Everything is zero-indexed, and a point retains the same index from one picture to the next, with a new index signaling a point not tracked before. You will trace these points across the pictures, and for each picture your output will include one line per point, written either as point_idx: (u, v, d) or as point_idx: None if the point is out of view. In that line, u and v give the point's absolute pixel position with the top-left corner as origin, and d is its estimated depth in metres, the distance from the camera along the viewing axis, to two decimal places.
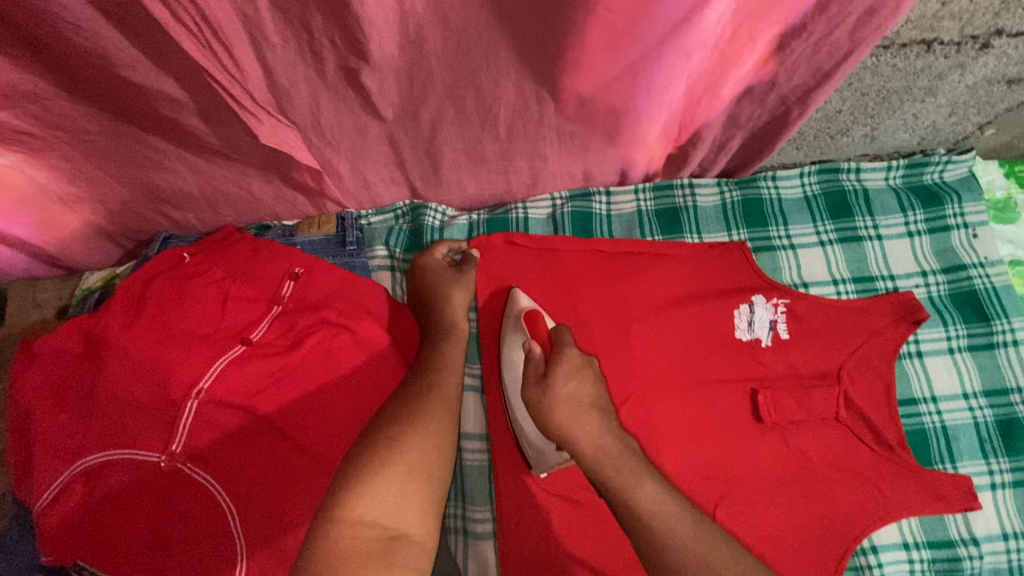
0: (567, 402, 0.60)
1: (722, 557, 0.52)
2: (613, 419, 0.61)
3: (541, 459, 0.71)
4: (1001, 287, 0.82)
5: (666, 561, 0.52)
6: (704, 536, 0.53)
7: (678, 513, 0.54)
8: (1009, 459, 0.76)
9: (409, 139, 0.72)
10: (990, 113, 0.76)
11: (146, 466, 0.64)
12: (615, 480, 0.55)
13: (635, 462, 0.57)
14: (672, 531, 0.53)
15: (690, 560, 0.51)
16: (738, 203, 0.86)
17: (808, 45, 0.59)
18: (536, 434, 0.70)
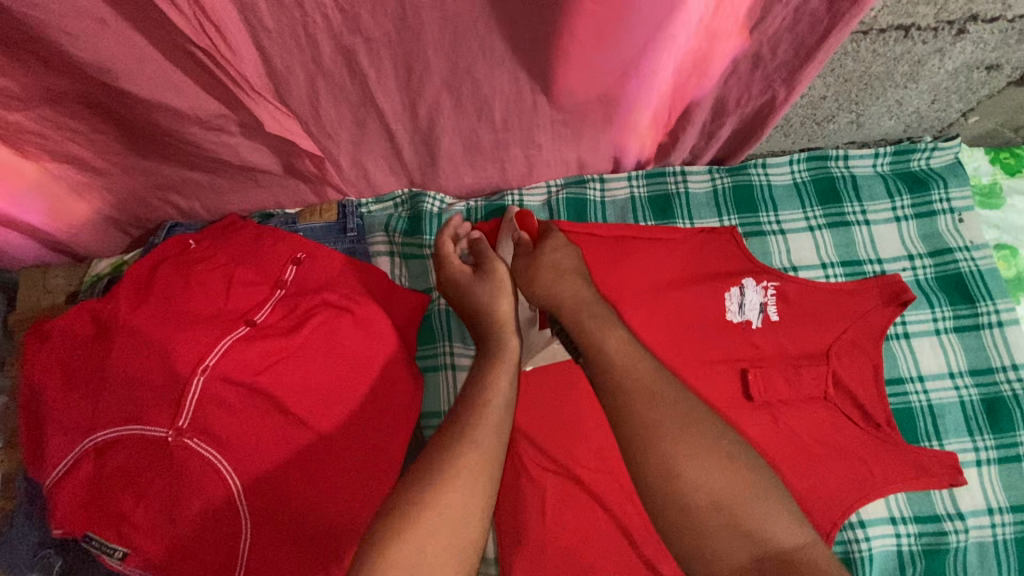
0: (551, 267, 0.75)
1: (674, 398, 0.60)
2: (591, 284, 0.75)
3: (527, 347, 0.82)
4: (986, 270, 0.84)
5: (625, 396, 0.60)
6: (660, 379, 0.62)
7: (640, 361, 0.64)
8: (993, 436, 0.78)
9: (407, 127, 0.74)
10: (973, 100, 0.78)
11: (154, 440, 0.66)
12: (588, 321, 0.68)
13: (607, 313, 0.70)
14: (628, 367, 0.63)
15: (643, 391, 0.60)
16: (729, 190, 0.88)
17: (788, 13, 0.59)
18: (524, 320, 0.83)
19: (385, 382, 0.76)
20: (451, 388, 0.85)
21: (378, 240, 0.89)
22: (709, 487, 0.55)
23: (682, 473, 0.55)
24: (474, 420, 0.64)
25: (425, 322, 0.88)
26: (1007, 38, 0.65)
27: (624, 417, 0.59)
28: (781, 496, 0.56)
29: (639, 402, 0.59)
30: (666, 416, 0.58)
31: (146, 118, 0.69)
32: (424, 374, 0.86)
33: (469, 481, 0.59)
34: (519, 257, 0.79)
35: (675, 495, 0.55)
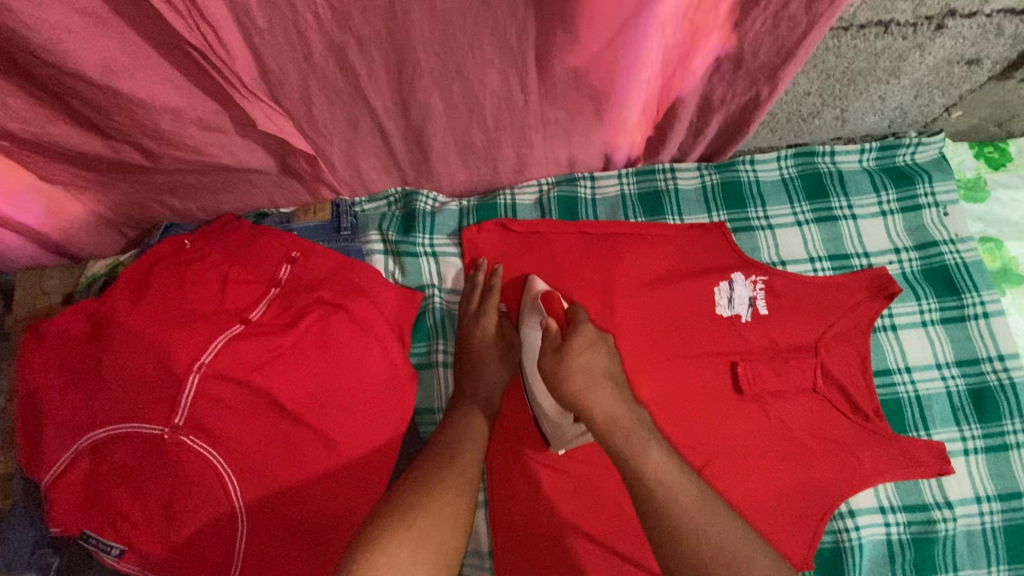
0: (581, 370, 0.64)
1: (722, 530, 0.54)
2: (624, 389, 0.65)
3: (559, 434, 0.76)
4: (971, 262, 0.85)
5: (670, 525, 0.54)
6: (706, 508, 0.56)
7: (681, 484, 0.57)
8: (980, 426, 0.79)
9: (399, 127, 0.75)
10: (955, 95, 0.80)
11: (151, 438, 0.66)
12: (621, 443, 0.60)
13: (647, 432, 0.61)
14: (670, 498, 0.56)
15: (689, 527, 0.54)
16: (717, 186, 0.89)
17: (768, 17, 0.60)
18: (553, 410, 0.75)
19: (379, 379, 0.77)
20: (446, 384, 0.86)
21: (372, 239, 0.89)
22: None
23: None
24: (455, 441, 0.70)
25: (419, 321, 0.88)
26: (985, 33, 0.67)
27: (668, 554, 0.54)
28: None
29: (686, 542, 0.53)
30: (714, 558, 0.52)
31: (137, 119, 0.69)
32: (418, 372, 0.86)
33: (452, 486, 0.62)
34: (544, 348, 0.68)
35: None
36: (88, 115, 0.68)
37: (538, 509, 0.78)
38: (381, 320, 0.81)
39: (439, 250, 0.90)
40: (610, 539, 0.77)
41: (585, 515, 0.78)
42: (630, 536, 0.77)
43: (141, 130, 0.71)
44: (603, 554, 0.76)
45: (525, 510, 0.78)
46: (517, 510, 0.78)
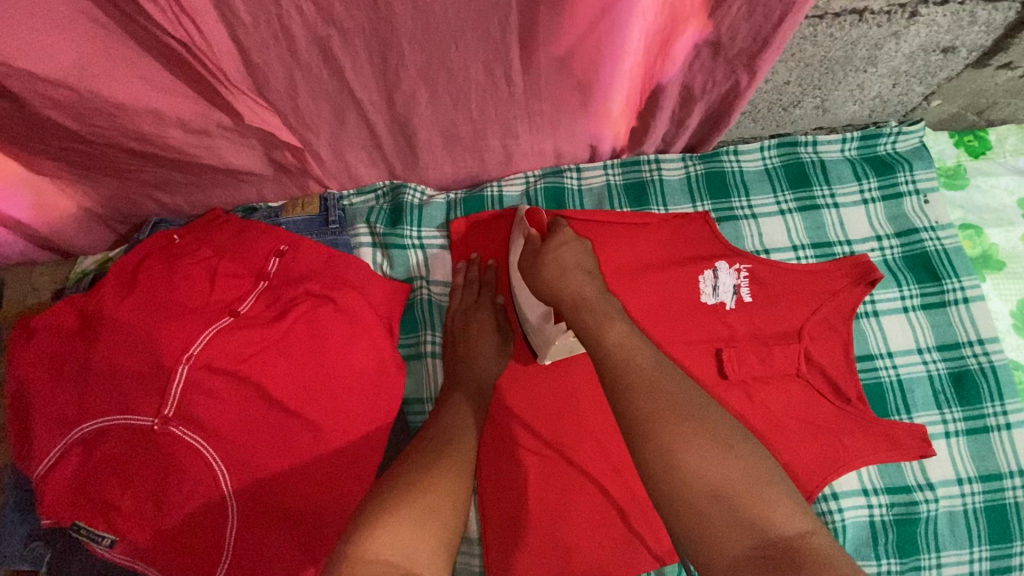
0: (553, 264, 0.73)
1: (671, 386, 0.55)
2: (597, 278, 0.72)
3: (544, 342, 0.78)
4: (951, 248, 0.87)
5: (623, 378, 0.56)
6: (660, 369, 0.57)
7: (640, 350, 0.60)
8: (961, 409, 0.81)
9: (385, 119, 0.76)
10: (933, 83, 0.81)
11: (141, 429, 0.66)
12: (587, 316, 0.66)
13: (612, 312, 0.67)
14: (630, 356, 0.59)
15: (640, 376, 0.56)
16: (702, 176, 0.90)
17: (742, 5, 0.61)
18: (537, 317, 0.79)
19: (369, 369, 0.78)
20: (435, 375, 0.87)
21: (360, 232, 0.90)
22: (709, 474, 0.48)
23: (679, 461, 0.48)
24: (443, 434, 0.70)
25: (408, 312, 0.89)
26: (958, 20, 0.68)
27: (619, 400, 0.55)
28: (787, 486, 0.49)
29: (635, 386, 0.55)
30: (661, 404, 0.53)
31: (123, 115, 0.69)
32: (407, 362, 0.87)
33: (448, 473, 0.63)
34: (525, 254, 0.78)
35: (671, 485, 0.48)
36: (74, 112, 0.68)
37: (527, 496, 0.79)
38: (370, 312, 0.81)
39: (427, 242, 0.91)
40: (600, 523, 0.78)
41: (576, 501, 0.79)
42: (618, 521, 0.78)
43: (127, 125, 0.71)
44: (592, 539, 0.77)
45: (514, 497, 0.79)
46: (506, 497, 0.79)
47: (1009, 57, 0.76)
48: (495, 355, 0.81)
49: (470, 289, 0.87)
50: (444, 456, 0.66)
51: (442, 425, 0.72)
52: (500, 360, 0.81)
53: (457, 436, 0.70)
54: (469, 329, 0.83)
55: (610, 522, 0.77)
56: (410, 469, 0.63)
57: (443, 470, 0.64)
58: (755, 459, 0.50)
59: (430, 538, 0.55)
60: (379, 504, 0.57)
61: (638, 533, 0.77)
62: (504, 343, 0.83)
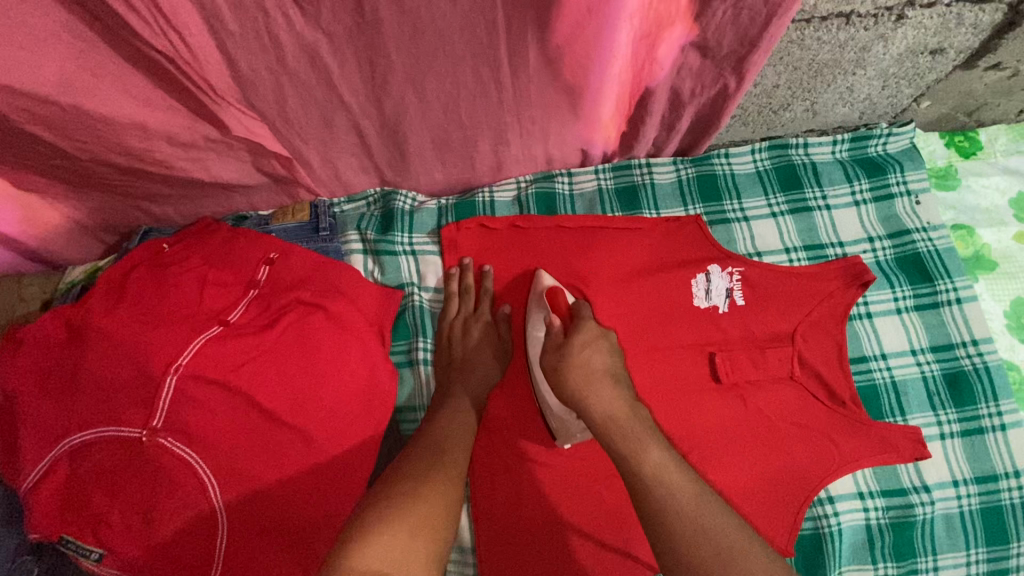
0: (579, 368, 0.69)
1: (715, 519, 0.53)
2: (623, 386, 0.69)
3: (565, 429, 0.76)
4: (944, 249, 0.87)
5: (665, 517, 0.54)
6: (703, 504, 0.55)
7: (680, 483, 0.57)
8: (956, 410, 0.80)
9: (375, 126, 0.76)
10: (922, 85, 0.81)
11: (129, 441, 0.65)
12: (621, 442, 0.62)
13: (645, 433, 0.63)
14: (668, 491, 0.56)
15: (681, 514, 0.54)
16: (693, 180, 0.90)
17: (728, 8, 0.60)
18: (559, 408, 0.76)
19: (360, 378, 0.77)
20: (426, 382, 0.86)
21: (351, 239, 0.89)
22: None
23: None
24: (436, 438, 0.70)
25: (399, 319, 0.88)
26: (946, 22, 0.68)
27: (662, 543, 0.53)
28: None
29: (678, 528, 0.53)
30: (709, 553, 0.50)
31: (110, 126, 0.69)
32: (398, 370, 0.86)
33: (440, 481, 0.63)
34: (549, 345, 0.74)
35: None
36: (58, 126, 0.67)
37: (520, 502, 0.79)
38: (360, 319, 0.81)
39: (418, 248, 0.91)
40: (596, 528, 0.78)
41: (571, 505, 0.78)
42: (612, 526, 0.78)
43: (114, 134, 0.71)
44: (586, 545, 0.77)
45: (507, 503, 0.79)
46: (500, 504, 0.79)
47: (997, 58, 0.76)
48: (493, 366, 0.81)
49: (469, 299, 0.86)
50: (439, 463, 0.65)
51: (438, 426, 0.72)
52: (497, 373, 0.82)
53: (452, 442, 0.69)
54: (469, 338, 0.83)
55: (604, 527, 0.78)
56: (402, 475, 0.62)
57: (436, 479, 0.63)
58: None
59: (422, 550, 0.54)
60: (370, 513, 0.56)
61: (632, 537, 0.77)
62: (502, 356, 0.83)
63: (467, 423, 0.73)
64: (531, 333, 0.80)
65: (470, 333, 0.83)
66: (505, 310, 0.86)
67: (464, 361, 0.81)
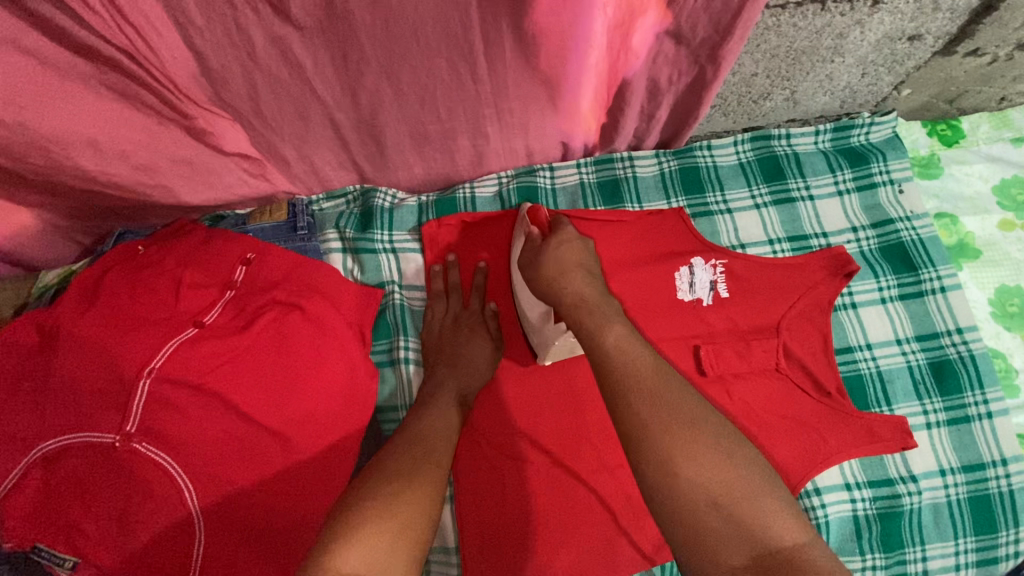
0: (554, 262, 0.71)
1: (674, 390, 0.51)
2: (597, 279, 0.70)
3: (543, 342, 0.78)
4: (927, 237, 0.86)
5: (620, 385, 0.52)
6: (659, 369, 0.53)
7: (637, 351, 0.56)
8: (942, 399, 0.80)
9: (351, 121, 0.75)
10: (901, 72, 0.81)
11: (101, 446, 0.63)
12: (585, 317, 0.62)
13: (611, 313, 0.63)
14: (628, 360, 0.55)
15: (638, 380, 0.52)
16: (675, 172, 0.90)
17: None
18: (538, 317, 0.79)
19: (339, 377, 0.76)
20: (406, 382, 0.85)
21: (330, 237, 0.88)
22: (707, 482, 0.45)
23: (677, 469, 0.46)
24: (416, 437, 0.65)
25: (380, 318, 0.87)
26: (922, 7, 0.67)
27: (618, 411, 0.51)
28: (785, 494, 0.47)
29: (633, 394, 0.51)
30: (659, 406, 0.49)
31: (74, 129, 0.67)
32: (379, 369, 0.85)
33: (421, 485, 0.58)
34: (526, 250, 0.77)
35: (667, 490, 0.46)
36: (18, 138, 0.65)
37: (505, 500, 0.78)
38: (340, 319, 0.80)
39: (399, 245, 0.90)
40: (583, 525, 0.77)
41: (556, 503, 0.77)
42: (598, 523, 0.77)
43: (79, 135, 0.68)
44: (572, 542, 0.76)
45: (492, 503, 0.78)
46: (484, 502, 0.78)
47: (975, 43, 0.76)
48: (483, 364, 0.80)
49: (456, 298, 0.86)
50: (421, 467, 0.61)
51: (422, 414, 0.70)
52: (487, 372, 0.80)
53: (435, 444, 0.65)
54: (457, 337, 0.82)
55: (590, 524, 0.77)
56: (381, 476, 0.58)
57: (418, 483, 0.58)
58: (757, 469, 0.47)
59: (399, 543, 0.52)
60: (343, 520, 0.52)
61: (618, 532, 0.77)
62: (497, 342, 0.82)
63: (452, 422, 0.70)
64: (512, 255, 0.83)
65: (458, 332, 0.82)
66: (492, 305, 0.84)
67: (450, 358, 0.79)
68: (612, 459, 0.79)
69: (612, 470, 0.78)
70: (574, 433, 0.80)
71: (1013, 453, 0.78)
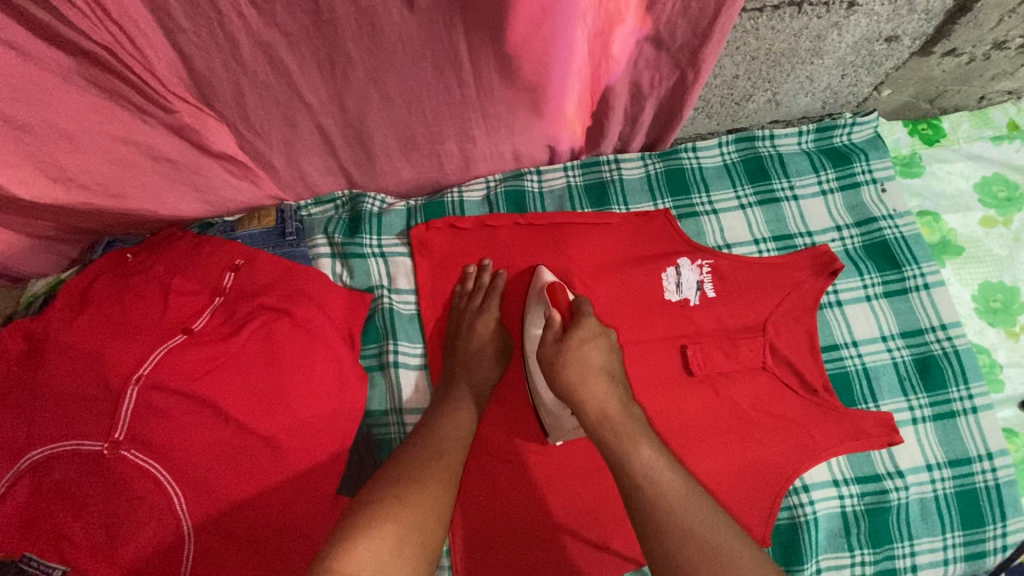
0: (576, 366, 0.67)
1: (706, 523, 0.54)
2: (620, 386, 0.67)
3: (557, 426, 0.76)
4: (910, 235, 0.87)
5: (656, 522, 0.54)
6: (692, 504, 0.55)
7: (670, 482, 0.57)
8: (927, 395, 0.81)
9: (339, 126, 0.76)
10: (880, 73, 0.82)
11: (90, 455, 0.62)
12: (611, 440, 0.61)
13: (638, 431, 0.62)
14: (660, 493, 0.56)
15: (673, 522, 0.53)
16: (661, 174, 0.91)
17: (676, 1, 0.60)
18: (553, 402, 0.75)
19: (328, 382, 0.77)
20: (396, 386, 0.84)
21: (319, 242, 0.89)
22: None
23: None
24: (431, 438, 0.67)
25: (369, 322, 0.87)
26: (897, 9, 0.69)
27: (655, 551, 0.53)
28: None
29: (669, 534, 0.53)
30: (694, 550, 0.52)
31: (61, 136, 0.67)
32: (368, 374, 0.85)
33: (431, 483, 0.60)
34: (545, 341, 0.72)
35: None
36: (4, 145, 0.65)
37: (496, 499, 0.79)
38: (328, 324, 0.80)
39: (388, 250, 0.90)
40: (573, 522, 0.78)
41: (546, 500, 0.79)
42: (586, 520, 0.78)
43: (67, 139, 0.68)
44: (558, 544, 0.78)
45: (483, 503, 0.79)
46: (475, 504, 0.79)
47: (951, 44, 0.77)
48: (493, 369, 0.81)
49: (478, 297, 0.85)
50: (432, 466, 0.62)
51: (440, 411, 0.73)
52: (496, 373, 0.82)
53: (447, 444, 0.66)
54: (472, 339, 0.82)
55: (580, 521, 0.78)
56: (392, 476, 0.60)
57: (427, 481, 0.60)
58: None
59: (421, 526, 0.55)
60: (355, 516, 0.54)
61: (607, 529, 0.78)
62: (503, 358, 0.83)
63: (468, 423, 0.72)
64: (529, 332, 0.80)
65: (474, 331, 0.83)
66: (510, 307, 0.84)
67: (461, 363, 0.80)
68: (601, 458, 0.80)
69: (600, 469, 0.80)
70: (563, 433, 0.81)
71: (998, 447, 0.78)
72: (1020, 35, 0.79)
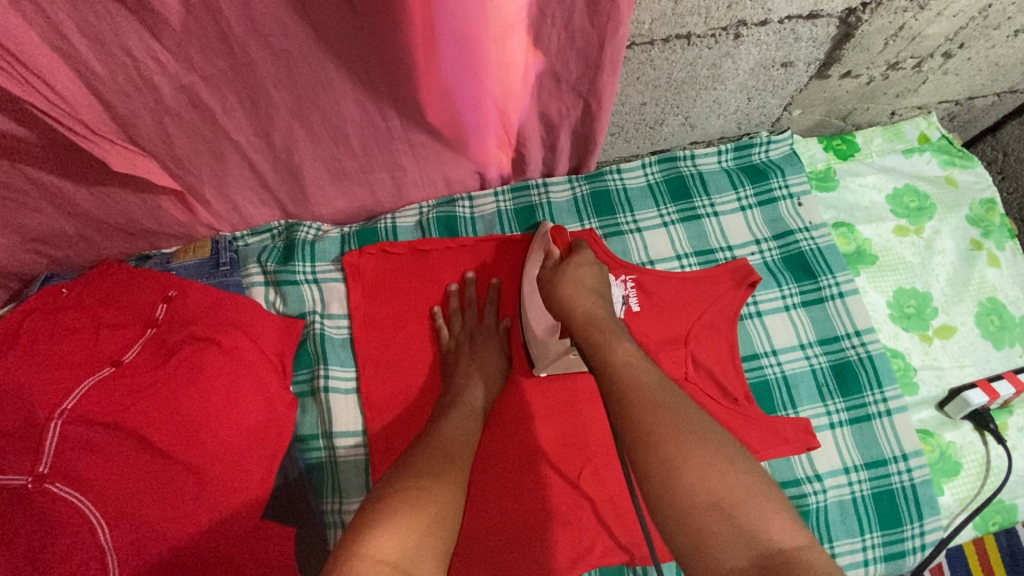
0: (571, 281, 0.77)
1: (675, 400, 0.55)
2: (608, 304, 0.75)
3: (545, 355, 0.82)
4: (825, 246, 0.91)
5: (628, 398, 0.56)
6: (663, 385, 0.57)
7: (646, 368, 0.61)
8: (844, 401, 0.84)
9: (268, 161, 0.79)
10: (785, 96, 0.87)
11: (13, 489, 0.61)
12: (596, 334, 0.68)
13: (620, 334, 0.68)
14: (635, 372, 0.59)
15: (647, 396, 0.55)
16: (587, 196, 0.94)
17: (560, 32, 0.63)
18: (543, 330, 0.83)
19: (259, 410, 0.78)
20: (327, 411, 0.86)
21: (252, 272, 0.91)
22: (708, 486, 0.47)
23: (679, 478, 0.48)
24: (443, 445, 0.66)
25: (301, 348, 0.89)
26: (784, 38, 0.73)
27: (625, 416, 0.54)
28: (777, 494, 0.48)
29: (641, 406, 0.54)
30: (664, 420, 0.52)
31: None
32: (300, 400, 0.86)
33: (446, 485, 0.59)
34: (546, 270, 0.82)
35: (667, 490, 0.48)
36: None
37: None
38: (258, 352, 0.81)
39: (322, 276, 0.92)
40: (505, 541, 0.78)
41: (477, 522, 0.79)
42: (519, 535, 0.79)
43: None
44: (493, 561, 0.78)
45: None
46: None
47: (845, 67, 0.82)
48: (502, 359, 0.86)
49: (469, 313, 0.89)
50: (443, 469, 0.61)
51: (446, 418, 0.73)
52: (499, 385, 0.85)
53: (456, 451, 0.65)
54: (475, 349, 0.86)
55: (513, 538, 0.79)
56: (405, 471, 0.60)
57: (439, 480, 0.59)
58: (754, 472, 0.49)
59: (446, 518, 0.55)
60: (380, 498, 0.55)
61: (538, 544, 0.79)
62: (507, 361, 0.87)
63: (469, 431, 0.71)
64: (528, 269, 0.86)
65: (474, 351, 0.85)
66: (507, 320, 0.90)
67: (463, 376, 0.82)
68: (533, 475, 0.82)
69: (530, 485, 0.81)
70: (496, 451, 0.83)
71: (912, 448, 0.81)
72: (910, 56, 0.84)
